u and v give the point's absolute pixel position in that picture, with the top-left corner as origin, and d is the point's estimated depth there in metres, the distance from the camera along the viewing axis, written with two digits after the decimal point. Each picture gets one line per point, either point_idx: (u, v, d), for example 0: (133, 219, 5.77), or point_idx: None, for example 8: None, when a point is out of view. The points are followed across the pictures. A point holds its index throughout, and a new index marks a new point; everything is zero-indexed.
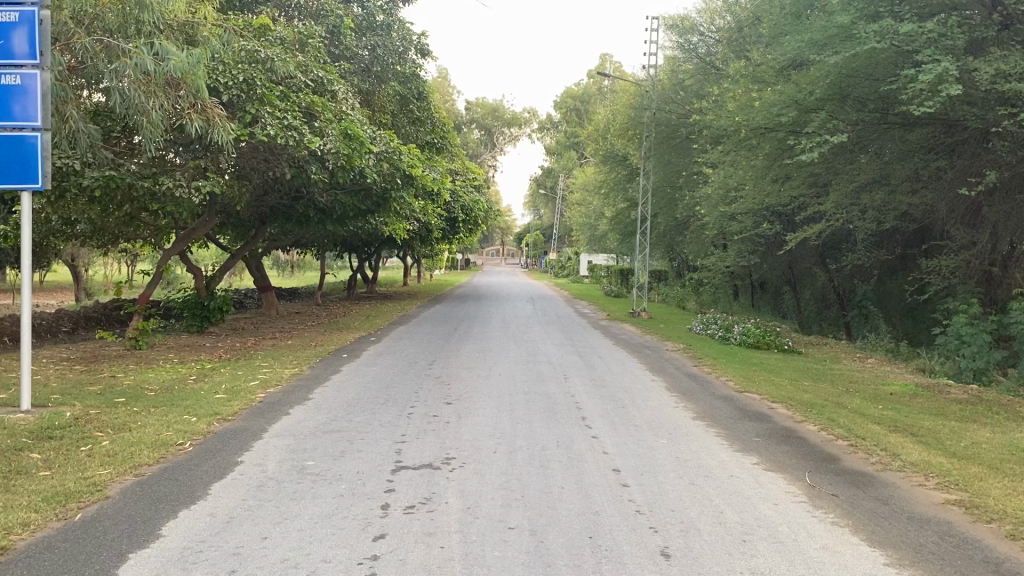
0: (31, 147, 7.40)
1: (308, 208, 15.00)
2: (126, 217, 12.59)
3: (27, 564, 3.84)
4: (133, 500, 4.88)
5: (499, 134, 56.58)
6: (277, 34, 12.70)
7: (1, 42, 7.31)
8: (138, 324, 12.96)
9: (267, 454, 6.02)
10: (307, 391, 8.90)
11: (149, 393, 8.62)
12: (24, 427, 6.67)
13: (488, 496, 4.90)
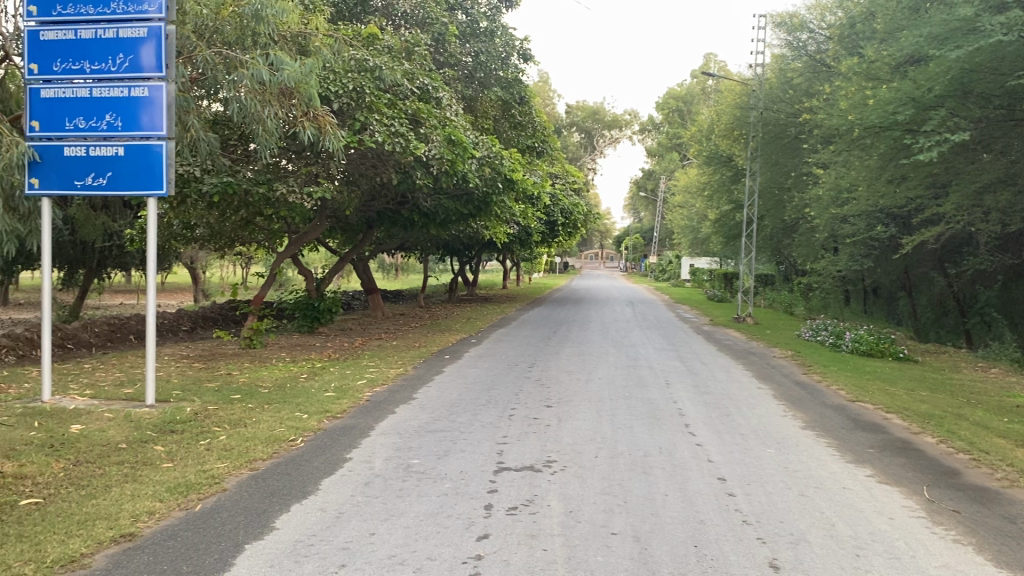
0: (157, 155, 7.80)
1: (413, 212, 15.30)
2: (242, 221, 13.14)
3: (153, 551, 4.06)
4: (248, 493, 5.08)
5: (599, 137, 56.23)
6: (385, 43, 12.96)
7: (132, 57, 7.77)
8: (252, 324, 13.51)
9: (374, 452, 6.17)
10: (411, 391, 9.08)
11: (263, 390, 8.97)
12: (149, 420, 7.05)
13: (590, 501, 4.89)
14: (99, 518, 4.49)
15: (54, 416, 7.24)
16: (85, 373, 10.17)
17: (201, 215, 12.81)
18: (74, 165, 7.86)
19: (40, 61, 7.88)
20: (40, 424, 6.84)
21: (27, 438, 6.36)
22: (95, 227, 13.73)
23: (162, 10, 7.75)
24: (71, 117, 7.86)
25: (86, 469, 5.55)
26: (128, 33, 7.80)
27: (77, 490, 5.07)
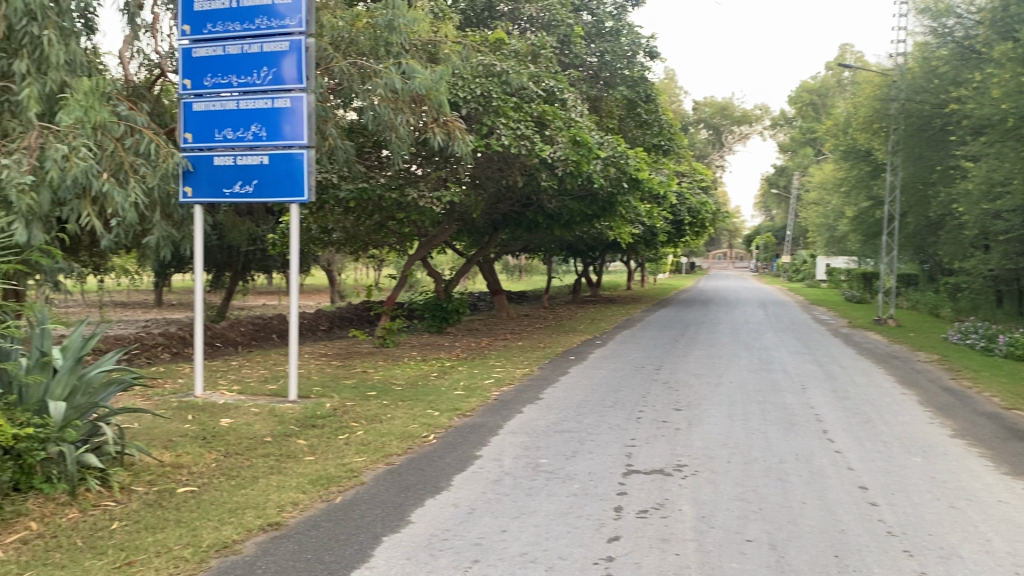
0: (298, 163, 8.18)
1: (538, 213, 15.44)
2: (375, 225, 13.62)
3: (298, 539, 4.27)
4: (383, 486, 5.26)
5: (728, 133, 54.98)
6: (512, 47, 13.09)
7: (275, 69, 8.18)
8: (385, 324, 13.96)
9: (503, 450, 6.25)
10: (538, 392, 9.15)
11: (395, 388, 9.27)
12: (292, 415, 7.41)
13: (723, 506, 4.78)
14: (248, 507, 4.76)
15: (205, 409, 7.71)
16: (233, 369, 10.78)
17: (338, 219, 13.35)
18: (222, 174, 8.35)
19: (192, 76, 8.47)
20: (194, 417, 7.31)
21: (183, 430, 6.81)
22: (241, 232, 14.54)
23: (303, 24, 8.12)
24: (220, 128, 8.36)
25: (235, 460, 5.89)
26: (272, 46, 8.21)
27: (228, 480, 5.39)
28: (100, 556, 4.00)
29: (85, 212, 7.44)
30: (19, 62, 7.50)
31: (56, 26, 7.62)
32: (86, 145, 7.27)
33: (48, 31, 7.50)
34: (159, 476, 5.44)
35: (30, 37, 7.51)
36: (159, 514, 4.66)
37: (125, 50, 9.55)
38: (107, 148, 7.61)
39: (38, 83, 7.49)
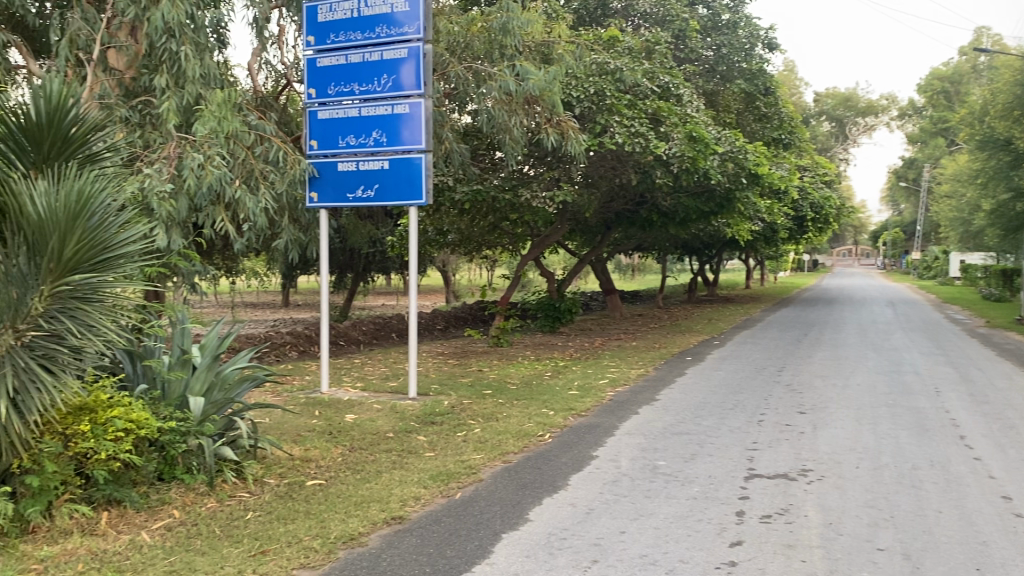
0: (416, 167, 8.37)
1: (652, 211, 15.27)
2: (489, 226, 13.79)
3: (420, 533, 4.38)
4: (501, 484, 5.33)
5: (852, 125, 52.80)
6: (626, 44, 12.98)
7: (394, 76, 8.41)
8: (499, 323, 14.12)
9: (620, 451, 6.22)
10: (655, 392, 9.05)
11: (511, 386, 9.37)
12: (412, 412, 7.61)
13: (852, 513, 4.61)
14: (373, 501, 4.91)
15: (331, 405, 8.01)
16: (355, 367, 11.14)
17: (453, 220, 13.59)
18: (346, 179, 8.65)
19: (317, 85, 8.83)
20: (320, 413, 7.60)
21: (310, 425, 7.10)
22: (361, 235, 15.01)
23: (421, 30, 8.31)
24: (344, 135, 8.67)
25: (359, 455, 6.09)
26: (391, 54, 8.44)
27: (354, 474, 5.59)
28: (237, 544, 4.22)
29: (219, 218, 7.87)
30: (159, 76, 7.99)
31: (192, 42, 8.08)
32: (220, 154, 7.68)
33: (185, 47, 7.96)
34: (289, 469, 5.70)
35: (169, 53, 7.99)
36: (290, 505, 4.87)
37: (254, 62, 10.01)
38: (238, 156, 8.00)
39: (176, 96, 7.96)
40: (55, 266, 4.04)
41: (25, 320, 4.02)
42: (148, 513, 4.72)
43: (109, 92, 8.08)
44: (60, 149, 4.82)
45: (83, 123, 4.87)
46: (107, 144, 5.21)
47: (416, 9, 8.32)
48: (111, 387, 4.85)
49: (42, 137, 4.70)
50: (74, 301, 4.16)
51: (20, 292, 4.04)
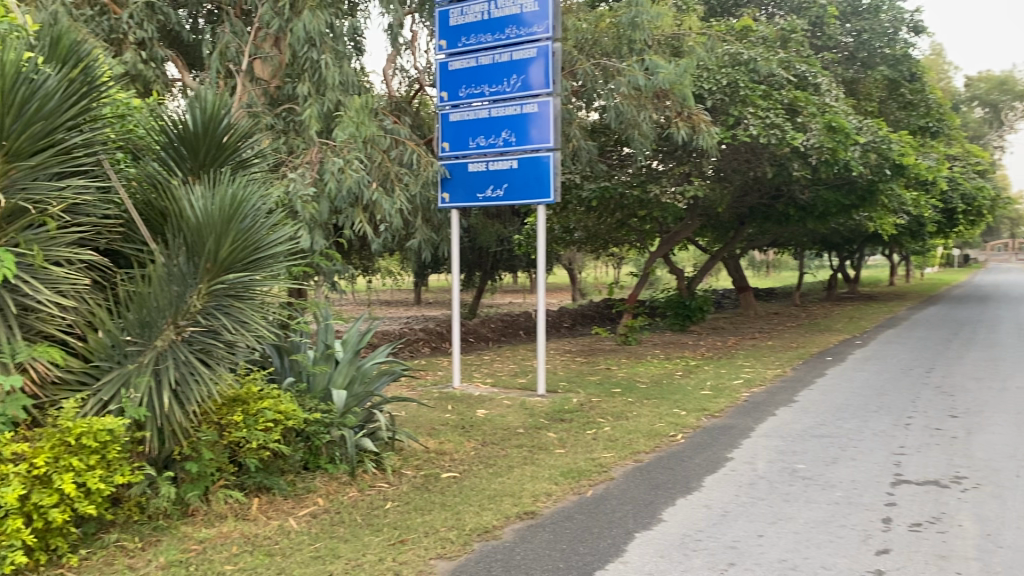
0: (545, 165, 8.39)
1: (788, 205, 14.77)
2: (618, 223, 13.68)
3: (553, 529, 4.41)
4: (633, 483, 5.28)
5: (1008, 110, 49.25)
6: (760, 34, 12.61)
7: (524, 76, 8.46)
8: (628, 321, 13.99)
9: (756, 453, 6.05)
10: (791, 393, 8.74)
11: (641, 385, 9.28)
12: (542, 409, 7.66)
13: (1012, 524, 4.31)
14: (506, 495, 4.98)
15: (462, 400, 8.17)
16: (484, 364, 11.29)
17: (581, 218, 13.58)
18: (476, 179, 8.81)
19: (449, 88, 9.04)
20: (453, 407, 7.77)
21: (443, 419, 7.27)
22: (490, 233, 15.22)
23: (550, 29, 8.31)
24: (474, 136, 8.84)
25: (491, 450, 6.19)
26: (521, 54, 8.49)
27: (486, 468, 5.68)
28: (377, 532, 4.39)
29: (358, 219, 8.17)
30: (301, 85, 8.37)
31: (332, 50, 8.42)
32: (359, 158, 8.00)
33: (325, 55, 8.30)
34: (425, 461, 5.86)
35: (311, 62, 8.35)
36: (426, 497, 5.01)
37: (388, 68, 10.35)
38: (375, 160, 8.30)
39: (318, 103, 8.31)
40: (211, 266, 4.29)
41: (185, 316, 4.29)
42: (294, 500, 4.97)
43: (256, 101, 8.53)
44: (214, 156, 5.11)
45: (235, 131, 5.16)
46: (255, 151, 5.52)
47: (545, 8, 8.31)
48: (261, 379, 5.13)
49: (199, 145, 5.02)
50: (228, 299, 4.42)
51: (180, 289, 4.31)
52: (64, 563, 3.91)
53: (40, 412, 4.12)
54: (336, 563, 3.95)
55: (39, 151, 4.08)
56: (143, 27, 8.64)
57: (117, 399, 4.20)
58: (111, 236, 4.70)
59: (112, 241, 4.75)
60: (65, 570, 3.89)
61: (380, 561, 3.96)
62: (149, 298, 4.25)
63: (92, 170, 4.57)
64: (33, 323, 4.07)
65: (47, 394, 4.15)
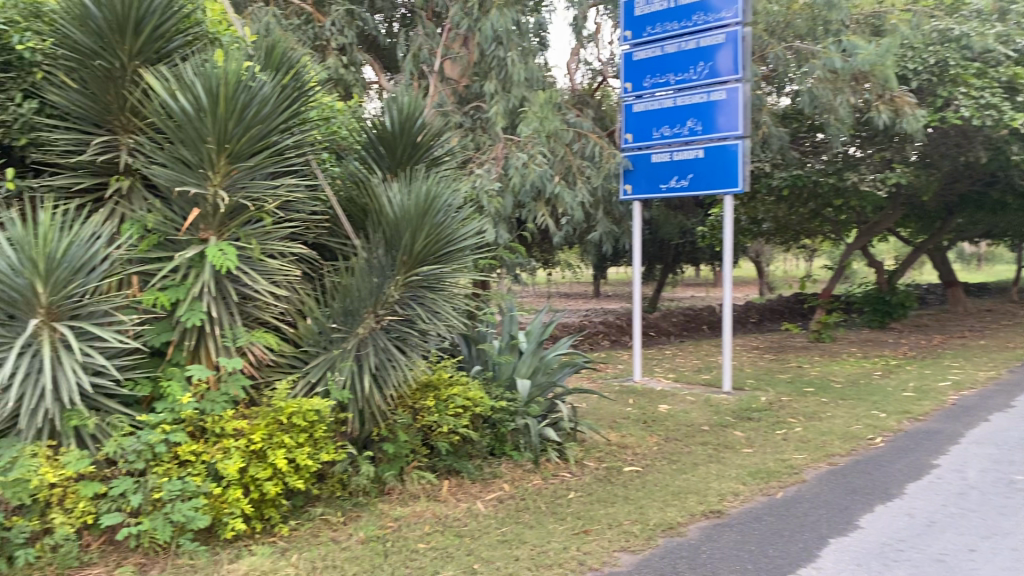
0: (733, 153, 8.10)
1: (1005, 192, 13.51)
2: (810, 213, 13.05)
3: (740, 529, 4.29)
4: (828, 487, 5.04)
5: None
6: (974, 6, 11.56)
7: (711, 64, 8.23)
8: (821, 317, 13.32)
9: (967, 461, 5.59)
10: (1008, 398, 8.00)
11: (835, 385, 8.81)
12: (728, 406, 7.46)
13: None
14: (691, 492, 4.90)
15: (645, 394, 8.11)
16: (667, 359, 11.13)
17: (770, 209, 13.08)
18: (660, 170, 8.71)
19: (633, 79, 8.96)
20: (635, 401, 7.72)
21: (626, 412, 7.24)
22: (674, 226, 14.97)
23: (739, 14, 8.00)
24: (659, 127, 8.71)
25: (675, 446, 6.10)
26: (709, 40, 8.27)
27: (670, 464, 5.61)
28: (562, 521, 4.44)
29: (540, 213, 8.43)
30: (489, 82, 8.61)
31: (518, 47, 8.61)
32: (542, 152, 8.18)
33: (511, 52, 8.50)
34: (607, 454, 5.87)
35: (497, 60, 8.58)
36: (609, 489, 5.02)
37: (571, 62, 10.44)
38: (559, 153, 8.63)
39: (504, 100, 8.51)
40: (408, 258, 4.49)
41: (384, 305, 4.51)
42: (482, 485, 5.13)
43: (446, 99, 8.86)
44: (410, 154, 5.43)
45: (428, 130, 5.43)
46: (446, 149, 5.76)
47: None
48: (451, 367, 5.34)
49: (396, 145, 5.35)
50: (423, 290, 4.62)
51: (379, 280, 4.54)
52: (277, 532, 4.25)
53: (256, 391, 4.48)
54: (522, 549, 4.04)
55: (257, 153, 4.43)
56: (344, 33, 9.20)
57: (324, 380, 4.50)
58: (318, 231, 5.04)
59: (318, 236, 5.10)
60: (277, 538, 4.23)
61: (565, 550, 4.02)
62: (353, 289, 4.53)
63: (302, 169, 4.92)
64: (251, 310, 4.44)
65: (262, 375, 4.52)
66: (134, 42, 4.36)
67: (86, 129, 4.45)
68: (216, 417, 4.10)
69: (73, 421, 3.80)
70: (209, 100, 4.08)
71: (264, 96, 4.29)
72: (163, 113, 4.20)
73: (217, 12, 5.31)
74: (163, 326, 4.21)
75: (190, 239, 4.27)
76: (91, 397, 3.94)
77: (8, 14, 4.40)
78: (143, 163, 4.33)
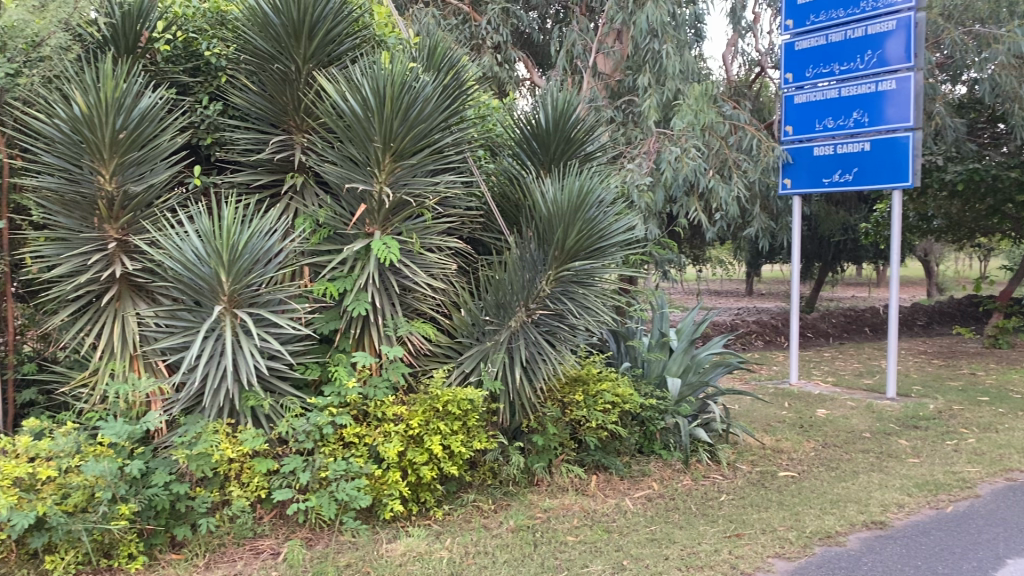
0: (903, 146, 7.65)
1: None
2: (988, 209, 12.14)
3: (906, 543, 4.08)
4: (1005, 504, 4.69)
5: None
6: None
7: (880, 52, 7.81)
8: (998, 322, 12.38)
9: None
10: None
11: (1014, 395, 8.17)
12: (892, 414, 7.08)
13: None
14: (851, 501, 4.69)
15: (801, 398, 7.82)
16: (825, 361, 10.68)
17: (942, 205, 12.28)
18: (823, 164, 8.36)
19: (794, 69, 8.64)
20: (790, 405, 7.46)
21: (780, 416, 7.02)
22: (834, 222, 14.32)
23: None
24: (821, 119, 8.35)
25: (834, 452, 5.86)
26: (878, 27, 7.84)
27: (828, 471, 5.39)
28: (713, 523, 4.37)
29: (693, 208, 8.31)
30: (642, 75, 8.54)
31: (673, 39, 8.47)
32: (696, 146, 8.04)
33: (666, 45, 8.39)
34: (761, 457, 5.71)
35: (652, 53, 8.50)
36: (763, 493, 4.88)
37: (728, 53, 10.19)
38: (713, 147, 8.52)
39: (657, 93, 8.43)
40: (560, 253, 4.50)
41: (536, 300, 4.60)
42: (630, 481, 5.11)
43: (599, 94, 8.85)
44: (564, 149, 5.47)
45: (582, 125, 5.45)
46: (599, 144, 5.77)
47: None
48: (600, 362, 5.36)
49: (550, 141, 5.41)
50: (574, 285, 4.63)
51: (532, 275, 4.60)
52: (431, 515, 4.42)
53: (414, 378, 4.66)
54: (671, 548, 4.01)
55: (418, 151, 4.59)
56: (499, 31, 9.37)
57: (476, 371, 4.63)
58: (473, 226, 5.16)
59: (474, 230, 5.22)
60: (432, 521, 4.40)
61: (716, 552, 3.95)
62: (505, 283, 4.59)
63: (460, 166, 5.04)
64: (410, 302, 4.63)
65: (420, 363, 4.70)
66: (308, 46, 4.60)
67: (264, 129, 4.76)
68: (377, 402, 4.30)
69: (250, 401, 4.06)
70: (376, 101, 4.26)
71: (427, 96, 4.42)
72: (333, 114, 4.43)
73: (383, 14, 5.54)
74: (332, 315, 4.45)
75: (357, 232, 4.54)
76: (267, 380, 4.20)
77: (199, 23, 4.92)
78: (315, 162, 4.59)
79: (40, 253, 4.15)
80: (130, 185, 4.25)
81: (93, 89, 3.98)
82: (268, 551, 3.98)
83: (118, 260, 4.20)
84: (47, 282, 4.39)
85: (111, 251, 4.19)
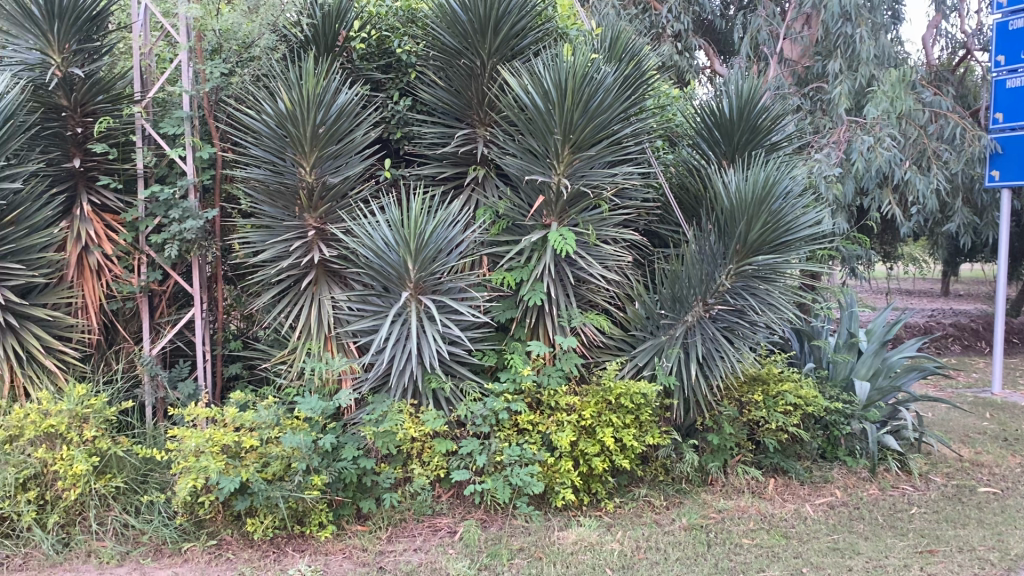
0: None
1: None
2: None
3: None
4: None
5: None
6: None
7: None
8: None
9: None
10: None
11: None
12: None
13: None
14: None
15: (1006, 408, 7.19)
16: None
17: None
18: None
19: (1007, 51, 7.86)
20: (994, 415, 6.88)
21: (982, 427, 6.48)
22: None
23: None
24: None
25: None
26: None
27: None
28: (902, 537, 4.11)
29: (886, 201, 7.86)
30: (833, 61, 8.11)
31: (868, 22, 7.99)
32: (891, 135, 7.57)
33: (861, 29, 7.91)
34: (959, 470, 5.30)
35: (844, 37, 8.04)
36: (961, 509, 4.54)
37: (927, 37, 9.51)
38: (911, 136, 8.02)
39: (849, 80, 7.99)
40: (742, 247, 4.33)
41: (714, 294, 4.46)
42: (811, 487, 4.89)
43: (785, 81, 8.49)
44: (748, 139, 5.29)
45: (769, 113, 5.25)
46: (785, 133, 5.55)
47: None
48: (781, 362, 5.16)
49: (734, 130, 5.24)
50: (755, 280, 4.47)
51: (711, 269, 4.46)
52: (602, 507, 4.42)
53: (587, 369, 4.69)
54: (856, 560, 3.81)
55: (598, 142, 4.58)
56: (679, 19, 9.20)
57: (650, 365, 4.59)
58: (651, 218, 5.11)
59: (651, 222, 5.16)
60: (603, 513, 4.40)
61: (906, 568, 3.71)
62: (682, 276, 4.51)
63: (639, 157, 4.98)
64: (585, 293, 4.67)
65: (593, 355, 4.73)
66: (493, 41, 4.69)
67: (449, 123, 4.93)
68: (551, 391, 4.35)
69: (432, 383, 4.22)
70: (558, 93, 4.28)
71: (608, 87, 4.39)
72: (516, 107, 4.49)
73: (565, 7, 5.60)
74: (508, 304, 4.55)
75: (534, 223, 4.62)
76: (447, 363, 4.34)
77: (390, 22, 5.14)
78: (497, 154, 4.70)
79: (249, 240, 4.50)
80: (328, 176, 4.51)
81: (296, 86, 4.26)
82: (446, 530, 4.13)
83: (316, 247, 4.46)
84: (254, 266, 4.75)
85: (310, 238, 4.46)
